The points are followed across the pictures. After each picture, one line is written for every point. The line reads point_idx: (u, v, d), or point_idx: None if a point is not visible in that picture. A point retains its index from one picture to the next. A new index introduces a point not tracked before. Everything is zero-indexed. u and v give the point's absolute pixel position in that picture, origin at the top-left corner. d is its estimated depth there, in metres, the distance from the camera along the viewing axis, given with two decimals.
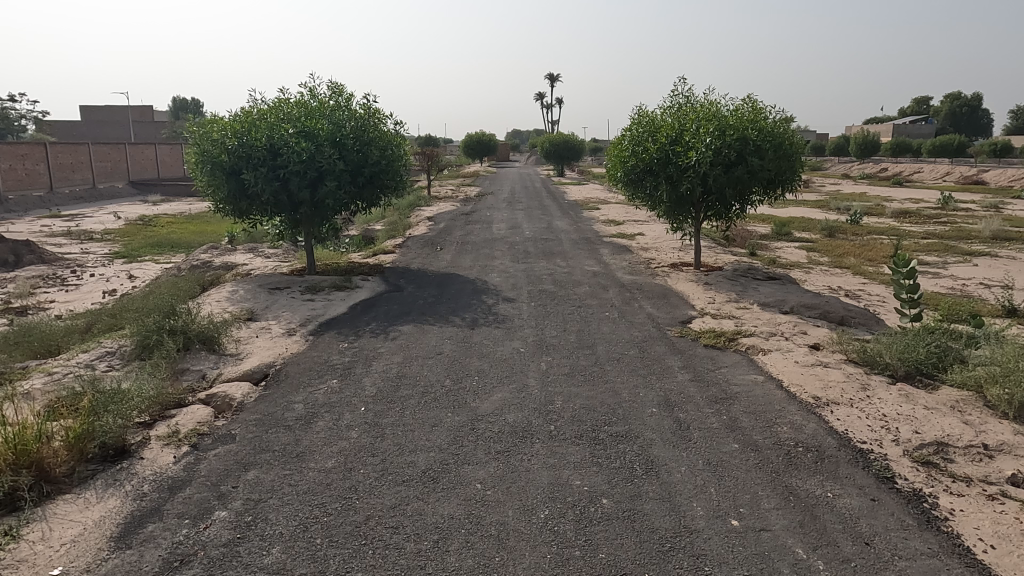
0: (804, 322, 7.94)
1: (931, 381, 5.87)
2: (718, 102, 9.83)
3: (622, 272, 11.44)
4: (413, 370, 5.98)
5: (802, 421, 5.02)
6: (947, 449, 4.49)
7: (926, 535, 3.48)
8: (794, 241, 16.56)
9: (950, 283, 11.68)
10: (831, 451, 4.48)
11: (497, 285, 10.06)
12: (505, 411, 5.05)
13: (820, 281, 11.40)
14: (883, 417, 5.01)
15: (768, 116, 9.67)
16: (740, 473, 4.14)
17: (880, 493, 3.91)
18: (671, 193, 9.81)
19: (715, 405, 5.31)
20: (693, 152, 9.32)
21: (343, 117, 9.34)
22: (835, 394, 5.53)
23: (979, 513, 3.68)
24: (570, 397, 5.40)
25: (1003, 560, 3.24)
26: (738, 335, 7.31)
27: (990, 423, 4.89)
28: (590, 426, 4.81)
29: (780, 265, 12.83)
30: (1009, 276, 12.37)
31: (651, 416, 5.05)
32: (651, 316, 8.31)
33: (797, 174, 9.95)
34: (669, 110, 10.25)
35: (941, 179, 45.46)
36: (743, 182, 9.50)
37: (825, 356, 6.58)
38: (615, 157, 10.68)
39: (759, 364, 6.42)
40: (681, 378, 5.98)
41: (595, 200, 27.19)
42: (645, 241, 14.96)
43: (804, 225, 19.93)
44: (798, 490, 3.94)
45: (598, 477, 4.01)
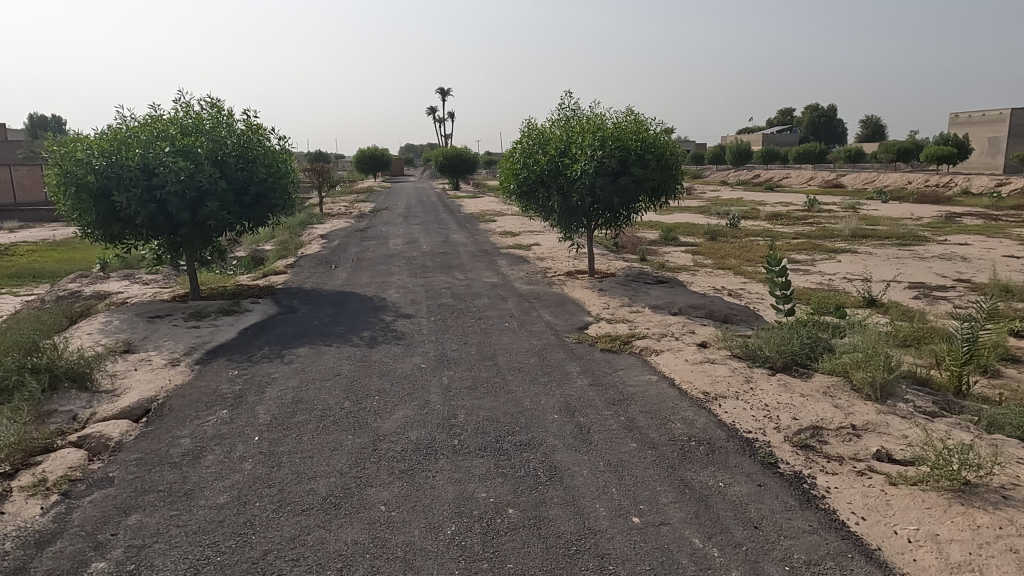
0: (691, 322, 8.37)
1: (805, 370, 6.36)
2: (603, 115, 10.20)
3: (520, 282, 11.61)
4: (310, 394, 5.76)
5: (693, 416, 5.28)
6: (821, 432, 4.86)
7: (807, 513, 3.75)
8: (680, 245, 17.48)
9: (819, 279, 12.72)
10: (721, 443, 4.74)
11: (396, 301, 9.92)
12: (407, 429, 4.98)
13: (705, 282, 12.04)
14: (765, 407, 5.36)
15: (650, 128, 10.13)
16: (638, 471, 4.29)
17: (766, 479, 4.18)
18: (563, 204, 10.10)
19: (613, 407, 5.48)
20: (580, 163, 9.62)
21: (224, 134, 8.89)
22: (722, 388, 5.87)
23: (851, 489, 4.01)
24: (473, 410, 5.40)
25: (873, 530, 3.55)
26: (633, 338, 7.61)
27: (856, 404, 5.36)
28: (494, 437, 4.82)
29: (668, 269, 13.42)
30: (867, 270, 13.64)
31: (552, 422, 5.14)
32: (549, 324, 8.48)
33: (678, 182, 10.49)
34: (557, 123, 10.53)
35: (807, 183, 49.44)
36: (629, 191, 9.91)
37: (712, 353, 6.97)
38: (507, 169, 10.87)
39: (652, 364, 6.70)
40: (581, 383, 6.11)
41: (491, 211, 27.43)
42: (541, 251, 15.28)
43: (688, 229, 21.12)
44: (692, 483, 4.13)
45: (503, 488, 4.03)
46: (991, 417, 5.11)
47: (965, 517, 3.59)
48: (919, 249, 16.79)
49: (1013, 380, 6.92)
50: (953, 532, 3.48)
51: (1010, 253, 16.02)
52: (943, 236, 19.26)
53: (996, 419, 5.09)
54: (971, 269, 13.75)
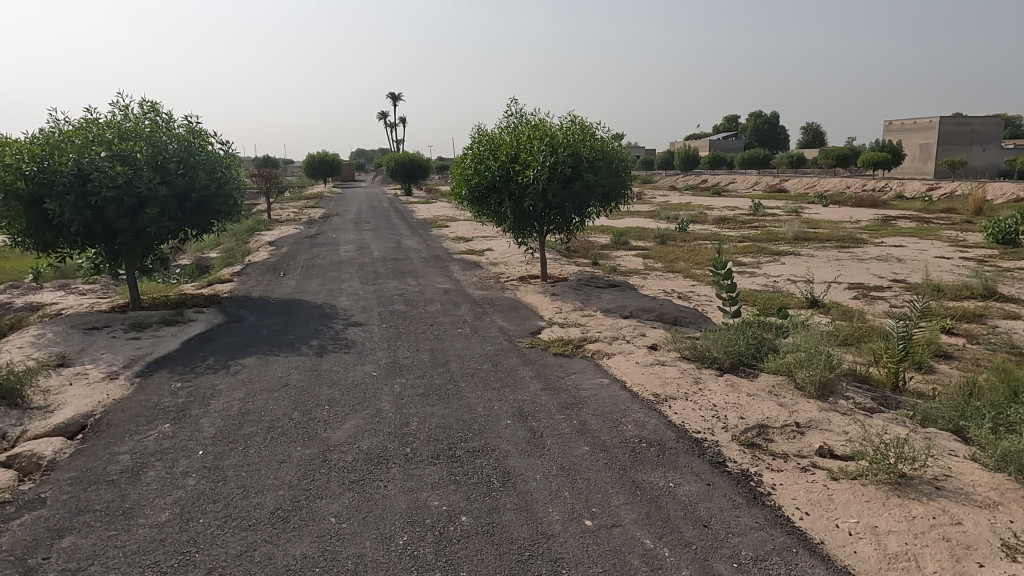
0: (642, 325, 8.50)
1: (751, 370, 6.53)
2: (553, 121, 10.28)
3: (473, 287, 11.59)
4: (257, 405, 5.61)
5: (644, 418, 5.36)
6: (767, 430, 4.99)
7: (753, 510, 3.84)
8: (631, 250, 17.76)
9: (764, 281, 13.09)
10: (671, 443, 4.82)
11: (347, 309, 9.77)
12: (358, 438, 4.90)
13: (655, 286, 12.25)
14: (714, 407, 5.48)
15: (599, 134, 10.27)
16: (591, 474, 4.32)
17: (715, 478, 4.26)
18: (515, 209, 10.13)
19: (565, 411, 5.52)
20: (531, 169, 9.66)
21: (164, 139, 8.62)
22: (672, 390, 5.97)
23: (796, 485, 4.13)
24: (425, 417, 5.35)
25: (816, 525, 3.66)
26: (584, 342, 7.68)
27: (800, 402, 5.53)
28: (446, 444, 4.79)
29: (620, 273, 13.60)
30: (810, 272, 14.11)
31: (505, 428, 5.13)
32: (502, 329, 8.48)
33: (628, 188, 10.66)
34: (507, 128, 10.56)
35: (752, 188, 50.90)
36: (580, 197, 10.02)
37: (662, 356, 7.08)
38: (458, 175, 10.83)
39: (604, 367, 6.77)
40: (533, 388, 6.12)
41: (443, 217, 27.30)
42: (494, 257, 15.30)
43: (639, 234, 21.47)
44: (643, 484, 4.18)
45: (456, 495, 4.00)
46: (924, 411, 5.35)
47: (901, 508, 3.74)
48: (858, 251, 17.46)
49: (945, 375, 7.26)
50: (890, 523, 3.61)
51: (941, 254, 16.81)
52: (880, 239, 20.09)
53: (929, 413, 5.33)
54: (905, 270, 14.38)
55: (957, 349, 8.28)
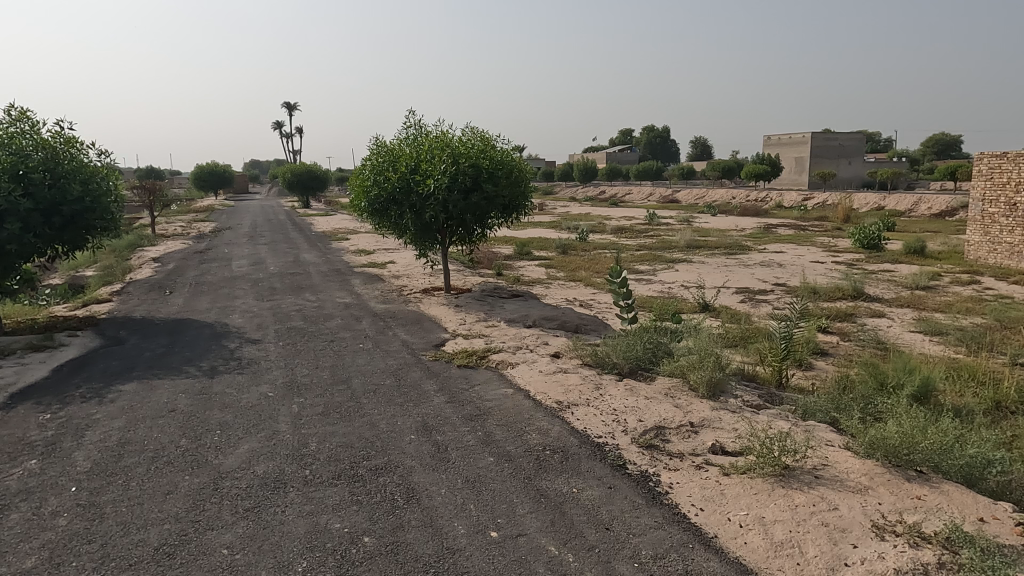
0: (545, 334, 8.64)
1: (648, 373, 6.79)
2: (452, 132, 10.29)
3: (375, 301, 11.37)
4: (140, 434, 5.22)
5: (548, 425, 5.43)
6: (664, 431, 5.19)
7: (652, 510, 3.97)
8: (534, 260, 18.04)
9: (660, 288, 13.66)
10: (574, 449, 4.91)
11: (240, 327, 9.31)
12: (253, 463, 4.66)
13: (558, 295, 12.49)
14: (614, 411, 5.64)
15: (498, 146, 10.38)
16: (495, 485, 4.32)
17: (616, 480, 4.38)
18: (415, 221, 10.04)
19: (470, 423, 5.50)
20: (432, 180, 9.62)
21: (26, 146, 7.90)
22: (574, 396, 6.09)
23: (691, 482, 4.31)
24: (325, 436, 5.17)
25: (710, 519, 3.83)
26: (488, 353, 7.70)
27: (694, 403, 5.79)
28: (348, 463, 4.65)
29: (523, 283, 13.76)
30: (701, 278, 14.87)
31: (409, 443, 5.05)
32: (405, 343, 8.36)
33: (528, 199, 10.82)
34: (406, 140, 10.46)
35: (647, 198, 53.11)
36: (481, 208, 10.08)
37: (565, 363, 7.22)
38: (356, 186, 10.60)
39: (508, 377, 6.81)
40: (437, 402, 6.05)
41: (343, 230, 26.65)
42: (396, 269, 15.09)
43: (541, 244, 21.86)
44: (547, 491, 4.23)
45: (358, 516, 3.88)
46: (804, 405, 5.74)
47: (785, 498, 3.98)
48: (744, 257, 18.58)
49: (822, 371, 7.84)
50: (776, 513, 3.83)
51: (816, 259, 18.19)
52: (763, 246, 21.49)
53: (809, 406, 5.73)
54: (785, 275, 15.44)
55: (831, 346, 8.97)
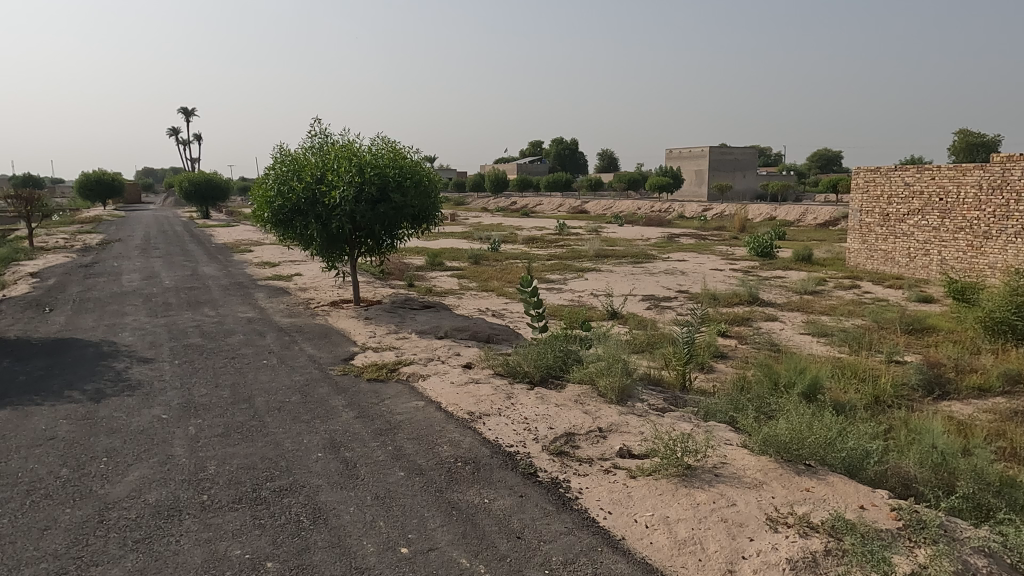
0: (456, 344, 8.60)
1: (558, 381, 6.90)
2: (359, 142, 10.10)
3: (280, 315, 10.96)
4: (14, 466, 4.77)
5: (459, 437, 5.40)
6: (574, 437, 5.29)
7: (562, 516, 4.03)
8: (446, 270, 17.98)
9: (570, 296, 13.93)
10: (485, 460, 4.90)
11: (130, 345, 8.72)
12: (144, 491, 4.36)
13: (470, 305, 12.49)
14: (525, 420, 5.68)
15: (407, 156, 10.29)
16: (406, 499, 4.25)
17: (527, 488, 4.40)
18: (322, 232, 9.77)
19: (380, 438, 5.39)
20: (338, 191, 9.41)
21: None
22: (485, 407, 6.09)
23: (600, 487, 4.40)
24: (224, 459, 4.92)
25: (618, 522, 3.93)
26: (399, 365, 7.58)
27: (602, 408, 5.93)
28: (249, 486, 4.44)
29: (435, 294, 13.67)
30: (609, 286, 15.29)
31: (316, 461, 4.88)
32: (312, 358, 8.09)
33: (438, 209, 10.77)
34: (311, 149, 10.17)
35: (557, 209, 54.14)
36: (389, 218, 9.95)
37: (476, 373, 7.21)
38: (258, 196, 10.20)
39: (419, 390, 6.73)
40: (346, 417, 5.90)
41: (246, 241, 25.55)
42: (302, 281, 14.61)
43: (453, 254, 21.81)
44: (459, 503, 4.21)
45: (260, 540, 3.71)
46: (706, 407, 6.01)
47: (688, 497, 4.14)
48: (649, 265, 19.28)
49: (722, 373, 8.24)
50: (679, 512, 3.97)
51: (715, 266, 19.13)
52: (667, 254, 22.37)
53: (710, 408, 6.01)
54: (688, 282, 16.13)
55: (730, 349, 9.44)
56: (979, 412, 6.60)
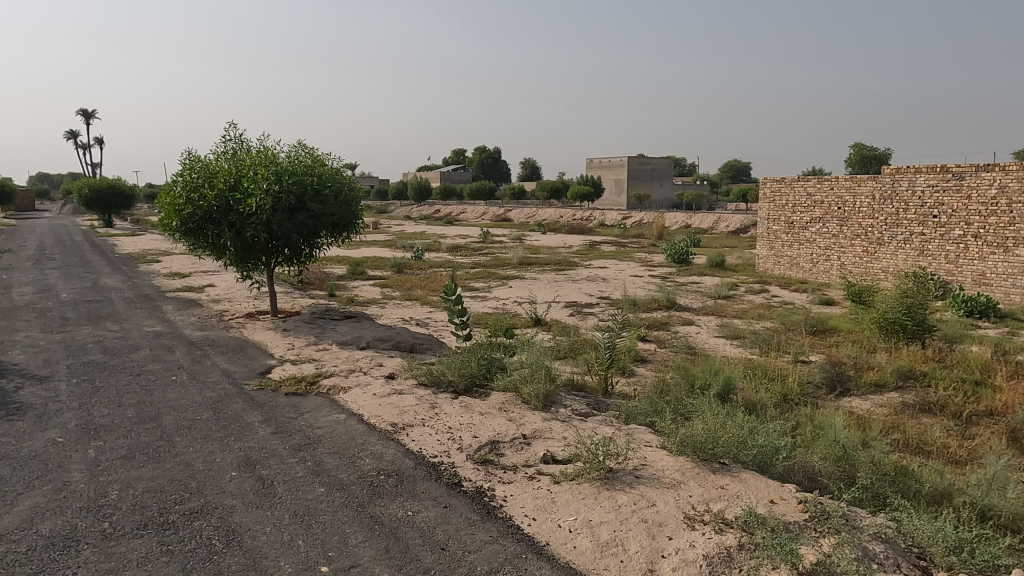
0: (379, 355, 8.45)
1: (483, 390, 6.89)
2: (275, 148, 9.78)
3: (191, 328, 10.44)
4: None
5: (382, 449, 5.30)
6: (498, 445, 5.29)
7: (487, 525, 4.01)
8: (368, 279, 17.65)
9: (494, 304, 13.97)
10: (409, 472, 4.83)
11: (21, 364, 8.07)
12: (36, 522, 4.03)
13: (393, 314, 12.31)
14: (449, 429, 5.64)
15: (326, 163, 10.05)
16: (326, 516, 4.13)
17: (451, 499, 4.37)
18: (236, 241, 9.38)
19: (298, 454, 5.21)
20: (253, 199, 9.07)
21: None
22: (409, 417, 6.00)
23: (524, 493, 4.42)
24: (128, 482, 4.62)
25: (542, 528, 3.95)
26: (319, 378, 7.36)
27: (526, 415, 5.96)
28: (156, 510, 4.19)
29: (357, 303, 13.39)
30: (533, 293, 15.44)
31: (230, 481, 4.67)
32: (225, 372, 7.74)
33: (358, 217, 10.57)
34: (224, 155, 9.76)
35: (481, 217, 54.27)
36: (308, 227, 9.68)
37: (399, 384, 7.10)
38: (166, 204, 9.69)
39: (341, 402, 6.56)
40: (262, 433, 5.67)
41: (154, 251, 24.25)
42: (215, 293, 13.99)
43: (376, 263, 21.45)
44: (382, 517, 4.12)
45: (168, 568, 3.50)
46: (627, 411, 6.15)
47: (609, 499, 4.22)
48: (571, 273, 19.60)
49: (642, 376, 8.46)
50: (602, 515, 4.04)
51: (635, 273, 19.67)
52: (588, 261, 22.81)
53: (631, 411, 6.15)
54: (609, 288, 16.51)
55: (650, 353, 9.72)
56: (875, 406, 7.06)
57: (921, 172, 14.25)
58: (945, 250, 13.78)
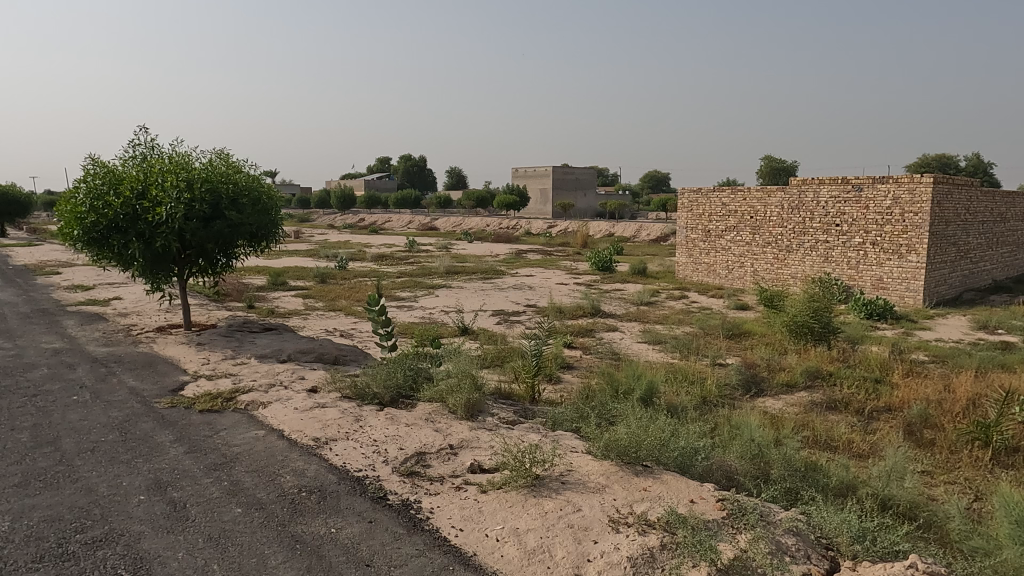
0: (300, 368, 8.19)
1: (409, 401, 6.80)
2: (187, 154, 9.36)
3: (95, 344, 9.81)
4: None
5: (303, 465, 5.13)
6: (425, 456, 5.22)
7: (413, 538, 3.96)
8: (289, 290, 17.12)
9: (421, 314, 13.83)
10: (332, 487, 4.70)
11: None
12: None
13: (316, 326, 11.98)
14: (374, 442, 5.53)
15: (243, 171, 9.70)
16: (243, 538, 3.96)
17: (376, 513, 4.28)
18: (145, 252, 8.90)
19: (214, 473, 4.98)
20: (164, 208, 8.64)
21: None
22: (332, 431, 5.84)
23: (451, 504, 4.38)
24: (22, 512, 4.28)
25: (469, 539, 3.93)
26: (236, 393, 7.06)
27: (453, 425, 5.92)
28: (54, 541, 3.90)
29: (278, 315, 12.96)
30: (460, 302, 15.40)
31: (138, 505, 4.40)
32: (133, 390, 7.30)
33: (278, 227, 10.25)
34: (131, 161, 9.25)
35: (407, 226, 53.73)
36: (224, 237, 9.30)
37: (322, 397, 6.90)
38: (66, 212, 9.08)
39: (260, 418, 6.31)
40: (174, 454, 5.38)
41: (52, 262, 22.67)
42: (122, 306, 13.21)
43: (297, 273, 20.84)
44: (303, 536, 3.99)
45: None
46: (553, 417, 6.21)
47: (536, 506, 4.24)
48: (498, 281, 19.68)
49: (569, 383, 8.58)
50: (528, 522, 4.05)
51: (561, 281, 19.95)
52: (515, 270, 22.97)
53: (557, 418, 6.22)
54: (535, 296, 16.66)
55: (576, 360, 9.86)
56: (787, 406, 7.41)
57: (824, 184, 15.15)
58: (847, 256, 14.74)
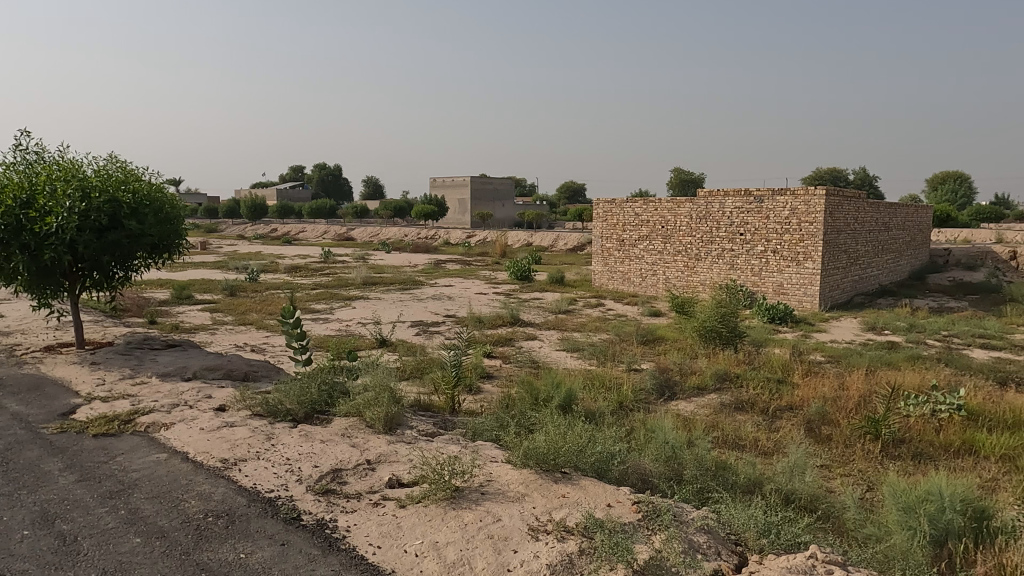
0: (207, 386, 7.79)
1: (324, 417, 6.59)
2: (79, 161, 8.73)
3: None
4: None
5: (210, 488, 4.87)
6: (340, 473, 5.07)
7: (328, 559, 3.83)
8: (195, 304, 16.27)
9: (337, 326, 13.48)
10: (241, 510, 4.48)
11: None
12: None
13: (224, 341, 11.44)
14: (287, 461, 5.32)
15: (142, 178, 9.16)
16: (143, 570, 3.70)
17: (288, 535, 4.11)
18: (30, 265, 8.21)
19: (109, 502, 4.64)
20: (52, 218, 8.01)
21: None
22: (241, 451, 5.57)
23: (369, 521, 4.27)
24: None
25: (387, 556, 3.84)
26: (135, 415, 6.62)
27: (370, 440, 5.78)
28: None
29: (182, 331, 12.29)
30: (377, 314, 15.11)
31: (21, 542, 4.04)
32: (17, 416, 6.71)
33: (181, 237, 9.74)
34: (13, 167, 8.52)
35: (322, 236, 52.34)
36: (122, 248, 8.75)
37: (231, 416, 6.59)
38: None
39: (162, 441, 5.94)
40: (64, 483, 4.98)
41: None
42: (4, 324, 12.14)
43: (203, 286, 19.84)
44: (209, 564, 3.78)
45: None
46: (473, 428, 6.19)
47: (456, 518, 4.20)
48: (417, 292, 19.46)
49: (488, 392, 8.58)
50: (448, 535, 4.01)
51: (480, 290, 19.96)
52: (433, 280, 22.80)
53: (477, 428, 6.20)
54: (454, 306, 16.60)
55: (495, 369, 9.87)
56: (698, 408, 7.70)
57: (729, 195, 15.91)
58: (751, 264, 15.55)
